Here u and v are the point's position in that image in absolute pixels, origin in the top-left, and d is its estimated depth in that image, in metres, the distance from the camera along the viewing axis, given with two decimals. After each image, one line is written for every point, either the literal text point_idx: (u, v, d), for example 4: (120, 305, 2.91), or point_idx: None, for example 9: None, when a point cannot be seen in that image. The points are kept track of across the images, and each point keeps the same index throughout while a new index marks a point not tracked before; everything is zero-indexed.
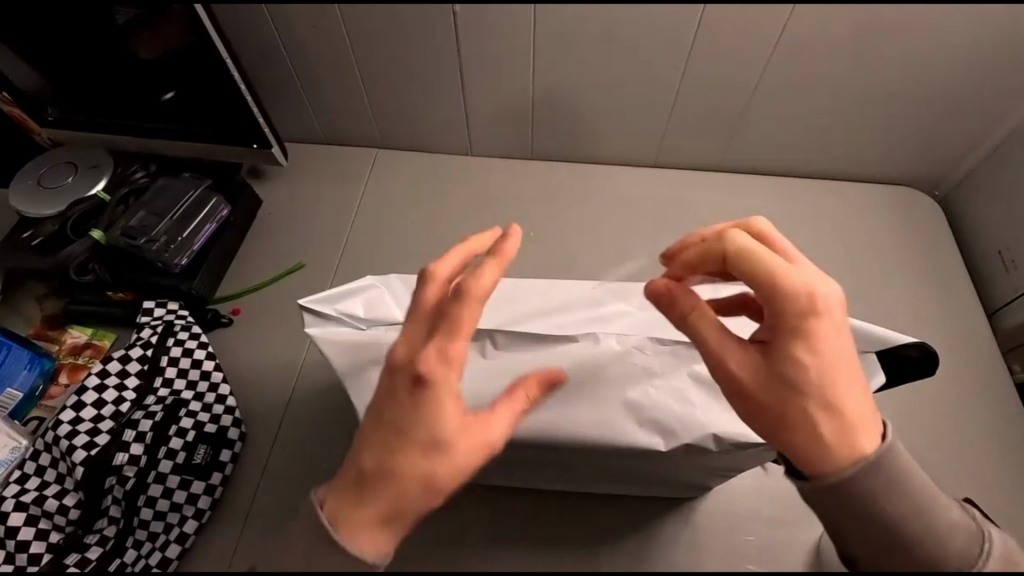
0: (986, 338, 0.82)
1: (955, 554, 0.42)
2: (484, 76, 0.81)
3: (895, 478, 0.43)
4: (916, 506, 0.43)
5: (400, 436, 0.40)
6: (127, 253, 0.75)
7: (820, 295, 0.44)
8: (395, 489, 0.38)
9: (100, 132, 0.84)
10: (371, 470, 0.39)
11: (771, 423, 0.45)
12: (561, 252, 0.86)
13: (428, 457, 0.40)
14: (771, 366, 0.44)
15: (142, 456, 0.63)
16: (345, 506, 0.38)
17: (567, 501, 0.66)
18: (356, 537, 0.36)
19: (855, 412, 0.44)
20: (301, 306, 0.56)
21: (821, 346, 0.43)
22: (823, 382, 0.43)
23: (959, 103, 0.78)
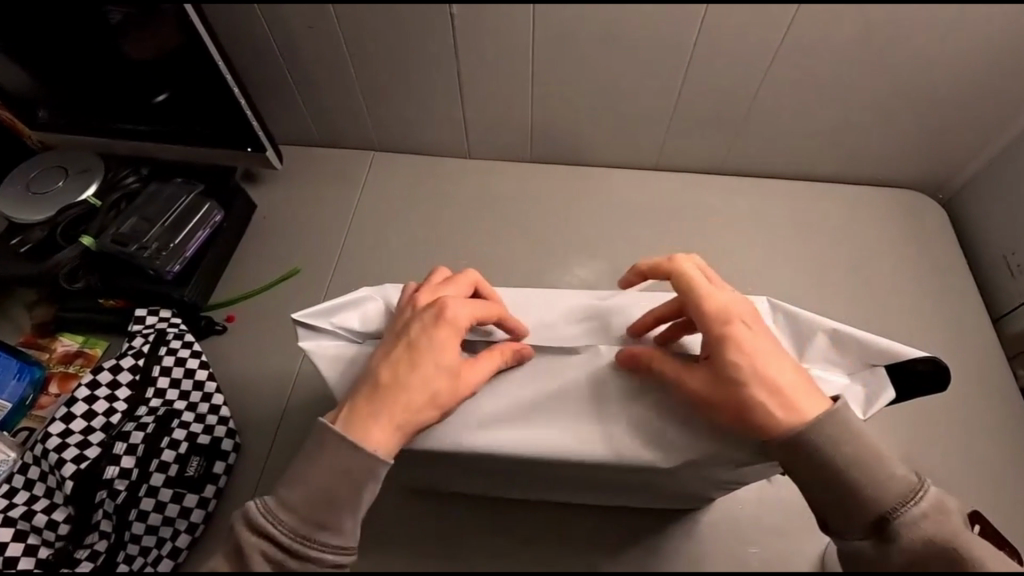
0: (992, 344, 0.80)
1: (880, 498, 0.45)
2: (482, 78, 0.79)
3: (844, 432, 0.46)
4: (858, 456, 0.46)
5: (410, 357, 0.49)
6: (118, 261, 0.73)
7: (731, 304, 0.51)
8: (403, 400, 0.47)
9: (91, 136, 0.83)
10: (383, 380, 0.49)
11: (731, 415, 0.48)
12: (561, 258, 0.85)
13: (430, 378, 0.49)
14: (716, 368, 0.49)
15: (133, 469, 0.61)
16: (358, 411, 0.47)
17: (567, 513, 0.65)
18: (366, 437, 0.46)
19: (796, 383, 0.48)
20: (296, 320, 0.54)
21: (748, 345, 0.49)
22: (758, 369, 0.48)
23: (963, 105, 0.77)
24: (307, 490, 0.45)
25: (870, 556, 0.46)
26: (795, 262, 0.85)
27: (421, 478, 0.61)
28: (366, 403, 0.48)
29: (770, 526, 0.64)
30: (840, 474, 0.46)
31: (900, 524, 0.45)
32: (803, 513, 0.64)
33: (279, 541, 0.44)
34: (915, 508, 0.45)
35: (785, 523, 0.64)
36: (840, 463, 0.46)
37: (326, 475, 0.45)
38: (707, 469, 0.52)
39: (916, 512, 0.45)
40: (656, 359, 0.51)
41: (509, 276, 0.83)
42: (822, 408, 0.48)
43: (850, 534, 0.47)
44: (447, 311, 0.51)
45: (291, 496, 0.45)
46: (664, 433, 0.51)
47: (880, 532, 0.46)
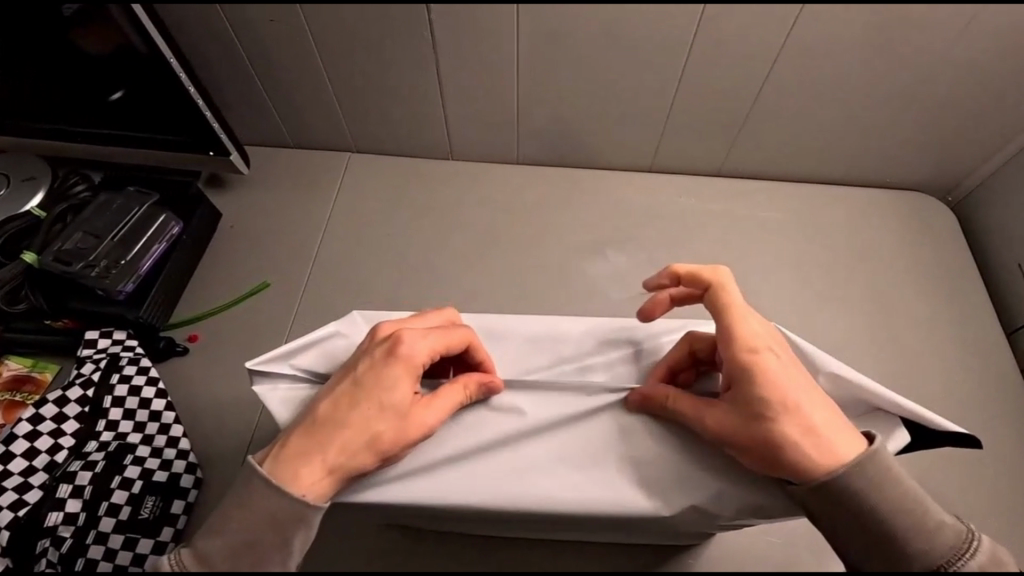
0: (1007, 357, 0.76)
1: (934, 551, 0.41)
2: (463, 73, 0.72)
3: (880, 472, 0.42)
4: (902, 503, 0.42)
5: (357, 394, 0.45)
6: (62, 279, 0.67)
7: (758, 333, 0.47)
8: (338, 441, 0.43)
9: (29, 139, 0.75)
10: (323, 415, 0.45)
11: (760, 459, 0.44)
12: (549, 267, 0.79)
13: (374, 419, 0.44)
14: (737, 403, 0.45)
15: (79, 514, 0.57)
16: (289, 447, 0.44)
17: (555, 551, 0.60)
18: (294, 478, 0.42)
19: (826, 421, 0.44)
20: (248, 368, 0.49)
21: (769, 382, 0.45)
22: (784, 402, 0.45)
23: (979, 104, 0.72)
24: (228, 542, 0.41)
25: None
26: (797, 271, 0.80)
27: (398, 520, 0.56)
28: (301, 440, 0.44)
29: (777, 562, 0.59)
30: (887, 523, 0.42)
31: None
32: (810, 547, 0.60)
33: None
34: (971, 560, 0.41)
35: (792, 557, 0.59)
36: (881, 508, 0.42)
37: (246, 524, 0.41)
38: (709, 515, 0.47)
39: (973, 565, 0.41)
40: (674, 395, 0.47)
41: (494, 288, 0.77)
42: (858, 449, 0.44)
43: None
44: (405, 346, 0.46)
45: (209, 551, 0.41)
46: (657, 474, 0.47)
47: None
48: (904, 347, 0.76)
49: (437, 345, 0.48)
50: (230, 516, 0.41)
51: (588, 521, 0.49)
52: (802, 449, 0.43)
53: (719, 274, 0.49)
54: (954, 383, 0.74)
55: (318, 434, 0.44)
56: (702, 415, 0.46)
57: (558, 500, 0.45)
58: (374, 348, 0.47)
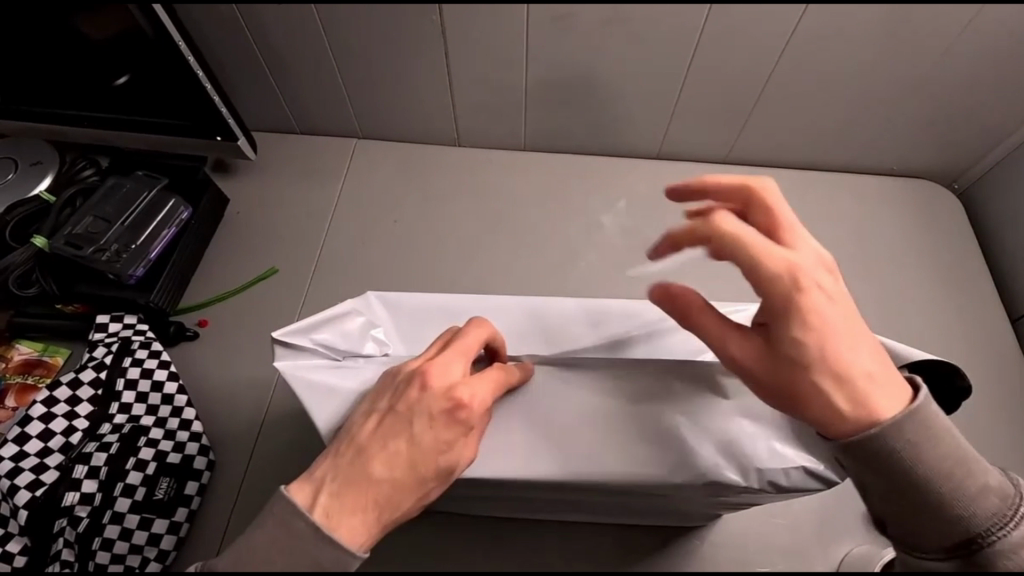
0: (1010, 343, 0.77)
1: (976, 518, 0.39)
2: (473, 59, 0.72)
3: (925, 433, 0.39)
4: (949, 468, 0.39)
5: (416, 446, 0.42)
6: (71, 262, 0.68)
7: (802, 268, 0.42)
8: (395, 480, 0.41)
9: (36, 124, 0.75)
10: (372, 465, 0.41)
11: (791, 405, 0.42)
12: (558, 253, 0.79)
13: (432, 471, 0.42)
14: (772, 345, 0.42)
15: (95, 494, 0.58)
16: (337, 503, 0.40)
17: (563, 528, 0.61)
18: (353, 526, 0.39)
19: (874, 362, 0.41)
20: (274, 338, 0.50)
21: (817, 322, 0.41)
22: (823, 350, 0.41)
23: (988, 95, 0.71)
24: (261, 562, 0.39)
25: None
26: None
27: None
28: (354, 492, 0.40)
29: (782, 544, 0.60)
30: (928, 486, 0.39)
31: (999, 550, 0.39)
32: (816, 530, 0.61)
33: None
34: (1013, 529, 0.39)
35: (796, 538, 0.61)
36: (925, 470, 0.39)
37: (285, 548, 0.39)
38: (719, 494, 0.47)
39: (1017, 535, 0.39)
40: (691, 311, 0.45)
41: (501, 273, 0.78)
42: (902, 403, 0.40)
43: (928, 552, 0.41)
44: (470, 398, 0.43)
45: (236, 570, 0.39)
46: (671, 453, 0.46)
47: (966, 552, 0.40)
48: (908, 333, 0.76)
49: (495, 386, 0.46)
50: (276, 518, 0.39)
51: (600, 496, 0.49)
52: (853, 402, 0.40)
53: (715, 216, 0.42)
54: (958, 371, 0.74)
55: (371, 476, 0.41)
56: (737, 356, 0.43)
57: (558, 474, 0.46)
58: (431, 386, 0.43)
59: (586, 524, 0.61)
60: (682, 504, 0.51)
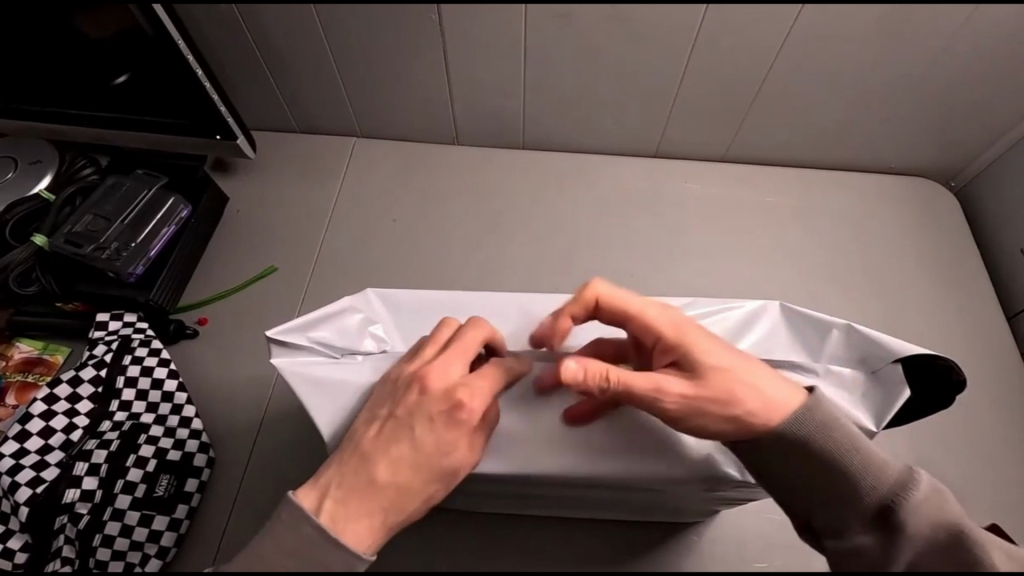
0: (1007, 341, 0.77)
1: (877, 488, 0.43)
2: (471, 57, 0.72)
3: (821, 424, 0.44)
4: (848, 448, 0.43)
5: (419, 450, 0.43)
6: (71, 261, 0.68)
7: (675, 313, 0.49)
8: (399, 485, 0.42)
9: (37, 123, 0.75)
10: (375, 469, 0.42)
11: (733, 420, 0.44)
12: (557, 251, 0.80)
13: (436, 473, 0.43)
14: (688, 372, 0.45)
15: (96, 491, 0.58)
16: (341, 508, 0.41)
17: (561, 525, 0.61)
18: (359, 532, 0.41)
19: (760, 363, 0.47)
20: (268, 337, 0.50)
21: (709, 344, 0.47)
22: (726, 363, 0.46)
23: (985, 93, 0.72)
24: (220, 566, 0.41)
25: (873, 554, 0.42)
26: (800, 256, 0.81)
27: None
28: (358, 496, 0.41)
29: (781, 541, 0.60)
30: (833, 467, 0.43)
31: (903, 513, 0.42)
32: None
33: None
34: (912, 495, 0.43)
35: (794, 535, 0.61)
36: (827, 453, 0.43)
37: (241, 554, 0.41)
38: (716, 488, 0.48)
39: (915, 499, 0.43)
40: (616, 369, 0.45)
41: (500, 271, 0.78)
42: (802, 392, 0.46)
43: (849, 532, 0.44)
44: (471, 398, 0.44)
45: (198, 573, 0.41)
46: (663, 449, 0.47)
47: (882, 523, 0.43)
48: (905, 331, 0.77)
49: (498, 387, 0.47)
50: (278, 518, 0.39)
51: (597, 492, 0.50)
52: (773, 397, 0.44)
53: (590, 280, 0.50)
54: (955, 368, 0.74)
55: (376, 482, 0.42)
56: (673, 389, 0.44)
57: (556, 471, 0.46)
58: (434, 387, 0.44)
59: (584, 521, 0.61)
60: (679, 500, 0.51)
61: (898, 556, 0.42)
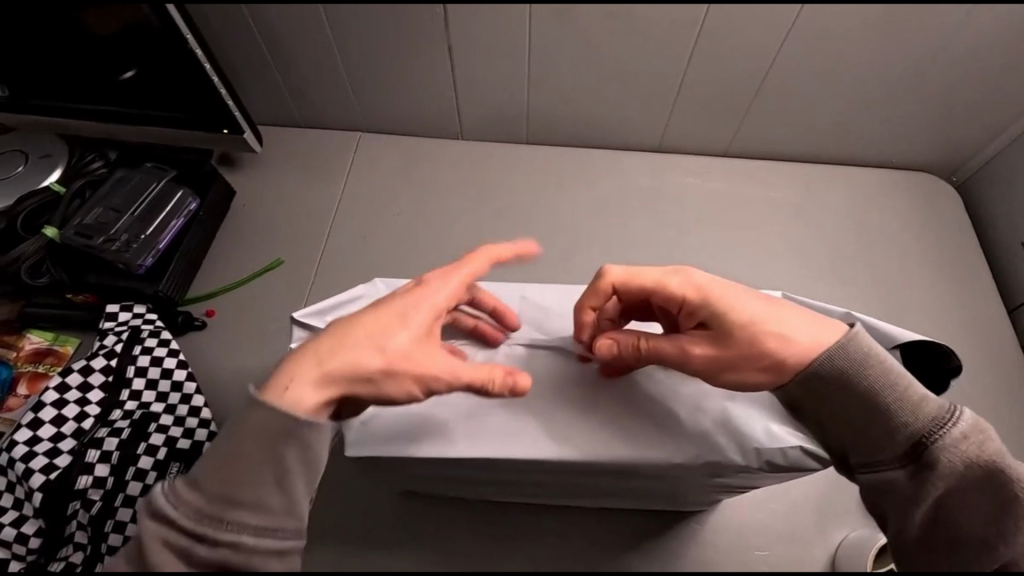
0: (1008, 334, 0.78)
1: (918, 423, 0.43)
2: (474, 55, 0.72)
3: (855, 358, 0.44)
4: (886, 380, 0.43)
5: (371, 325, 0.46)
6: (82, 253, 0.69)
7: (705, 273, 0.48)
8: (341, 350, 0.45)
9: (47, 118, 0.76)
10: (333, 330, 0.46)
11: (762, 368, 0.45)
12: (560, 244, 0.80)
13: (378, 341, 0.45)
14: (714, 331, 0.46)
15: (108, 478, 0.60)
16: (293, 360, 0.45)
17: (564, 511, 0.62)
18: (290, 382, 0.43)
19: (788, 306, 0.47)
20: (293, 318, 0.53)
21: (734, 300, 0.47)
22: (753, 313, 0.46)
23: (986, 90, 0.72)
24: (217, 464, 0.42)
25: (904, 487, 0.43)
26: (801, 249, 0.82)
27: (408, 482, 0.58)
28: (301, 355, 0.45)
29: (781, 530, 0.61)
30: (871, 400, 0.43)
31: (943, 447, 0.42)
32: (814, 517, 0.62)
33: (243, 546, 0.40)
34: (954, 429, 0.43)
35: (795, 523, 0.62)
36: (857, 393, 0.44)
37: (236, 447, 0.42)
38: (718, 475, 0.48)
39: (957, 433, 0.43)
40: (645, 339, 0.47)
41: (503, 264, 0.79)
42: (838, 334, 0.46)
43: (883, 465, 0.44)
44: (425, 283, 0.48)
45: (198, 475, 0.42)
46: (671, 425, 0.48)
47: (918, 459, 0.43)
48: (906, 324, 0.77)
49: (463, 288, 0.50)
50: (245, 440, 0.42)
51: (606, 476, 0.50)
52: (804, 347, 0.45)
53: (604, 267, 0.50)
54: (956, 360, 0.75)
55: (324, 345, 0.45)
56: (698, 355, 0.46)
57: (560, 455, 0.47)
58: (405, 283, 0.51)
59: (587, 508, 0.62)
60: (683, 487, 0.52)
61: (931, 489, 0.42)
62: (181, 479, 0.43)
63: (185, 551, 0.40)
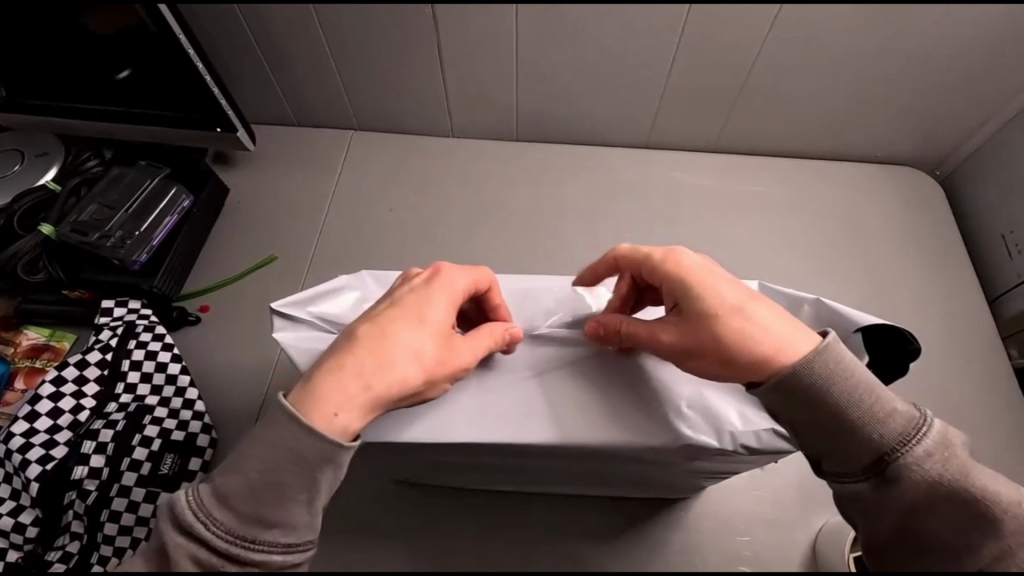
0: (989, 325, 0.79)
1: (881, 439, 0.43)
2: (463, 52, 0.73)
3: (822, 369, 0.44)
4: (850, 395, 0.43)
5: (404, 335, 0.46)
6: (78, 249, 0.70)
7: (696, 261, 0.49)
8: (378, 367, 0.44)
9: (44, 118, 0.77)
10: (358, 348, 0.45)
11: (719, 363, 0.46)
12: (550, 238, 0.82)
13: (413, 351, 0.45)
14: (684, 318, 0.48)
15: (103, 468, 0.61)
16: (324, 385, 0.42)
17: (551, 499, 0.64)
18: (330, 407, 0.42)
19: (769, 308, 0.47)
20: (271, 309, 0.52)
21: (714, 293, 0.47)
22: (727, 313, 0.47)
23: (965, 85, 0.73)
24: (247, 482, 0.41)
25: (869, 498, 0.43)
26: (786, 243, 0.83)
27: (397, 471, 0.60)
28: (335, 377, 0.43)
29: (764, 515, 0.62)
30: (836, 415, 0.43)
31: (905, 464, 0.42)
32: (797, 502, 0.63)
33: (272, 563, 0.41)
34: (917, 446, 0.42)
35: (777, 509, 0.63)
36: (832, 398, 0.43)
37: (269, 465, 0.41)
38: (696, 458, 0.49)
39: (921, 450, 0.42)
40: (626, 323, 0.50)
41: (494, 258, 0.80)
42: (811, 343, 0.45)
43: (848, 477, 0.44)
44: (445, 283, 0.49)
45: (225, 491, 0.41)
46: (649, 419, 0.48)
47: (882, 473, 0.43)
48: (889, 316, 0.78)
49: (472, 284, 0.51)
50: (277, 461, 0.40)
51: (589, 463, 0.51)
52: (767, 351, 0.45)
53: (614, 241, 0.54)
54: (937, 351, 0.76)
55: (356, 361, 0.44)
56: (663, 338, 0.48)
57: (542, 440, 0.47)
58: (408, 282, 0.50)
59: (573, 496, 0.64)
60: (665, 473, 0.53)
61: (894, 503, 0.42)
62: (207, 493, 0.41)
63: (214, 569, 0.40)
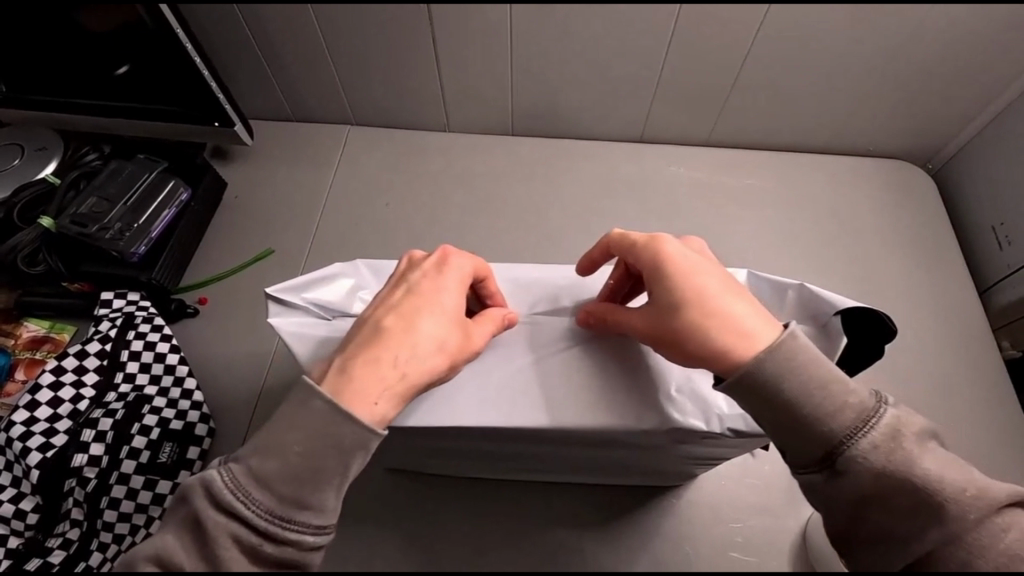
0: (979, 316, 0.80)
1: (828, 431, 0.42)
2: (458, 51, 0.74)
3: (780, 361, 0.43)
4: (797, 388, 0.43)
5: (426, 322, 0.46)
6: (77, 241, 0.71)
7: (677, 250, 0.49)
8: (405, 355, 0.45)
9: (43, 113, 0.78)
10: (383, 338, 0.45)
11: (681, 353, 0.47)
12: (544, 232, 0.82)
13: (436, 339, 0.46)
14: (655, 306, 0.49)
15: (103, 456, 0.62)
16: (357, 376, 0.43)
17: (544, 487, 0.64)
18: (364, 398, 0.42)
19: (742, 300, 0.47)
20: (266, 294, 0.53)
21: (691, 282, 0.48)
22: (697, 303, 0.47)
23: (956, 81, 0.74)
24: (284, 461, 0.40)
25: (820, 490, 0.43)
26: (778, 236, 0.84)
27: (391, 459, 0.61)
28: (367, 367, 0.43)
29: (753, 503, 0.63)
30: (785, 409, 0.43)
31: (851, 456, 0.42)
32: (787, 491, 0.64)
33: (304, 544, 0.40)
34: (865, 437, 0.42)
35: (767, 497, 0.64)
36: (782, 392, 0.43)
37: (306, 447, 0.40)
38: (684, 441, 0.49)
39: (867, 442, 0.42)
40: (610, 313, 0.51)
41: (490, 250, 0.81)
42: (773, 336, 0.45)
43: (800, 468, 0.44)
44: (455, 269, 0.50)
45: (262, 469, 0.40)
46: (629, 406, 0.49)
47: (832, 465, 0.42)
48: (880, 308, 0.79)
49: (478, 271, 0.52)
50: (311, 439, 0.40)
51: (578, 448, 0.52)
52: (723, 343, 0.45)
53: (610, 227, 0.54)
54: (927, 342, 0.77)
55: (383, 351, 0.44)
56: (634, 325, 0.49)
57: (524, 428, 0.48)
58: (419, 269, 0.50)
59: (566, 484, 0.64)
60: (655, 458, 0.54)
61: (843, 494, 0.42)
62: (241, 471, 0.40)
63: (252, 548, 0.39)
